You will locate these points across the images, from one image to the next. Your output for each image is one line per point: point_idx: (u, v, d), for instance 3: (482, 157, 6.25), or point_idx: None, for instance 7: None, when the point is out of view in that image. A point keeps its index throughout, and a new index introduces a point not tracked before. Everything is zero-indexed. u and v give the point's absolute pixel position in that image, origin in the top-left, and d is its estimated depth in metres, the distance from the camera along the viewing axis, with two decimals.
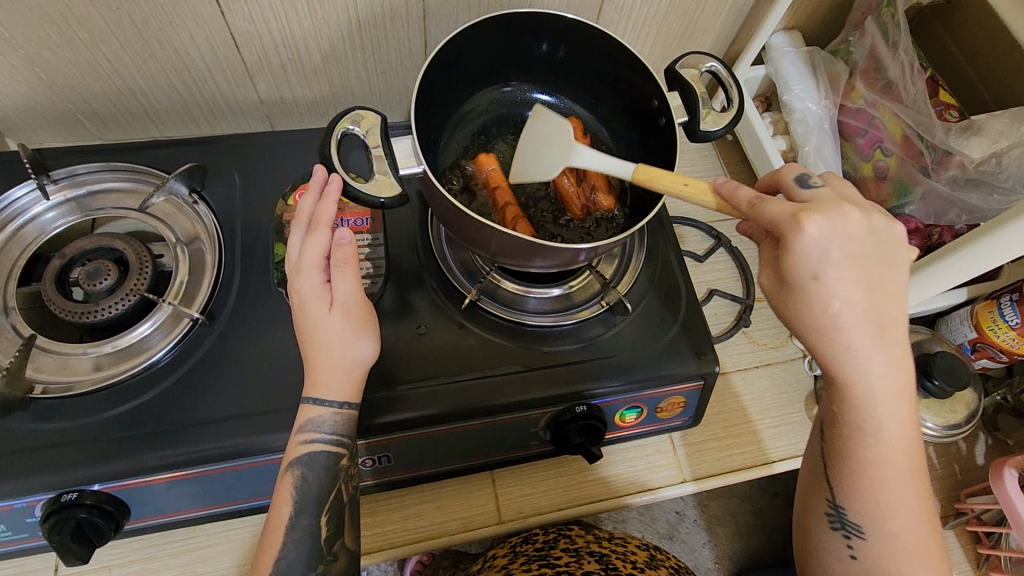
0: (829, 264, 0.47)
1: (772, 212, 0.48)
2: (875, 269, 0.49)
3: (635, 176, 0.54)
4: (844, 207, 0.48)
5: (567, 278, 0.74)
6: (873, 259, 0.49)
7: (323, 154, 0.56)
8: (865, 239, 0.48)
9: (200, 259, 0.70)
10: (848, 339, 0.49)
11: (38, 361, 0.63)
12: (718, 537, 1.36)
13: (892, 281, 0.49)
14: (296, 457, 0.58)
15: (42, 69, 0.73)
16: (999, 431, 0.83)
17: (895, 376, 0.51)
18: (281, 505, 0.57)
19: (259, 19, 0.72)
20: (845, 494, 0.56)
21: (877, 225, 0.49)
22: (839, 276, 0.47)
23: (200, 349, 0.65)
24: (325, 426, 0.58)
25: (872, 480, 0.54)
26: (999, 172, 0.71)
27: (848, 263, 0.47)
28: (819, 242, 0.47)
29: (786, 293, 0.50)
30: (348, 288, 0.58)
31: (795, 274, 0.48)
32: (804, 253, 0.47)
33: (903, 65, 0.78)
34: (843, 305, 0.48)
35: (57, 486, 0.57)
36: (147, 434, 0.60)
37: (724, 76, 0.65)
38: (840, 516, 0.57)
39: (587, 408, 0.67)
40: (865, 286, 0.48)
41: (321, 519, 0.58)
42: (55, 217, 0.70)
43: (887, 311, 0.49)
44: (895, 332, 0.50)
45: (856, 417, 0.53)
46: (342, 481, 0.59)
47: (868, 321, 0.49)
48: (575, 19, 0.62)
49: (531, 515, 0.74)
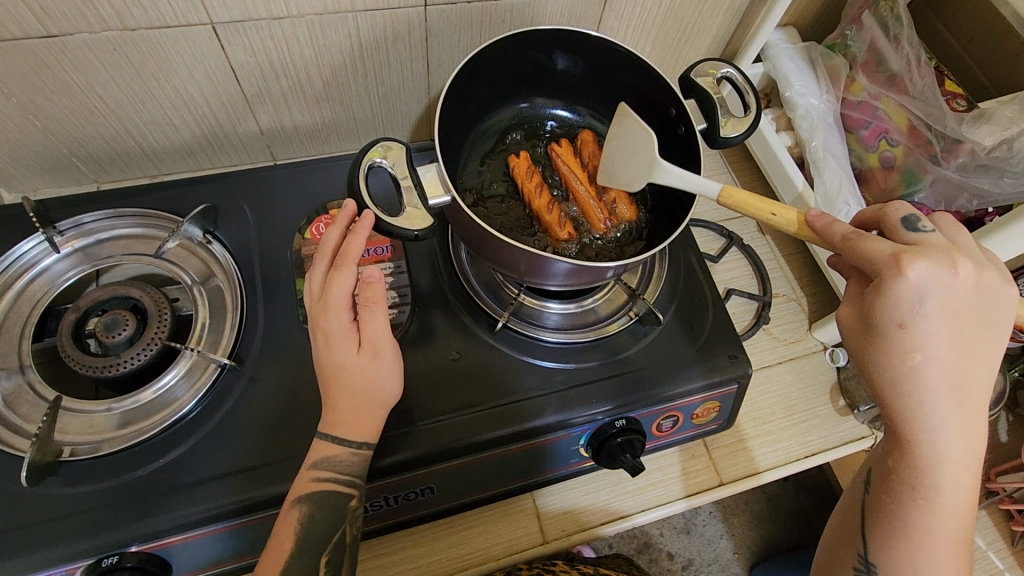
0: (922, 316, 0.47)
1: (874, 250, 0.48)
2: (969, 330, 0.48)
3: (721, 199, 0.56)
4: (955, 260, 0.47)
5: (593, 292, 0.73)
6: (970, 318, 0.48)
7: (351, 187, 0.54)
8: (969, 299, 0.47)
9: (220, 300, 0.68)
10: (925, 391, 0.48)
11: (63, 422, 0.60)
12: (735, 526, 1.37)
13: (982, 344, 0.49)
14: (306, 493, 0.56)
15: (37, 115, 0.70)
16: (1019, 407, 0.85)
17: (961, 441, 0.50)
18: (282, 541, 0.55)
19: (260, 50, 0.71)
20: (881, 552, 0.54)
21: (986, 285, 0.48)
22: (931, 327, 0.47)
23: (230, 395, 0.64)
24: (341, 466, 0.57)
25: (916, 541, 0.52)
26: (1011, 158, 0.71)
27: (943, 317, 0.47)
28: (918, 290, 0.46)
29: (870, 336, 0.49)
30: (378, 327, 0.57)
31: (883, 317, 0.48)
32: (900, 299, 0.46)
33: (907, 58, 0.80)
34: (927, 356, 0.48)
35: (97, 550, 0.55)
36: (185, 488, 0.58)
37: (741, 82, 0.66)
38: (869, 571, 0.55)
39: (627, 422, 0.68)
40: (955, 344, 0.48)
41: (322, 559, 0.56)
42: (65, 269, 0.67)
43: (973, 374, 0.49)
44: (973, 400, 0.49)
45: (911, 472, 0.51)
46: (347, 521, 0.58)
47: (949, 380, 0.48)
48: (600, 36, 0.62)
49: (575, 532, 0.73)
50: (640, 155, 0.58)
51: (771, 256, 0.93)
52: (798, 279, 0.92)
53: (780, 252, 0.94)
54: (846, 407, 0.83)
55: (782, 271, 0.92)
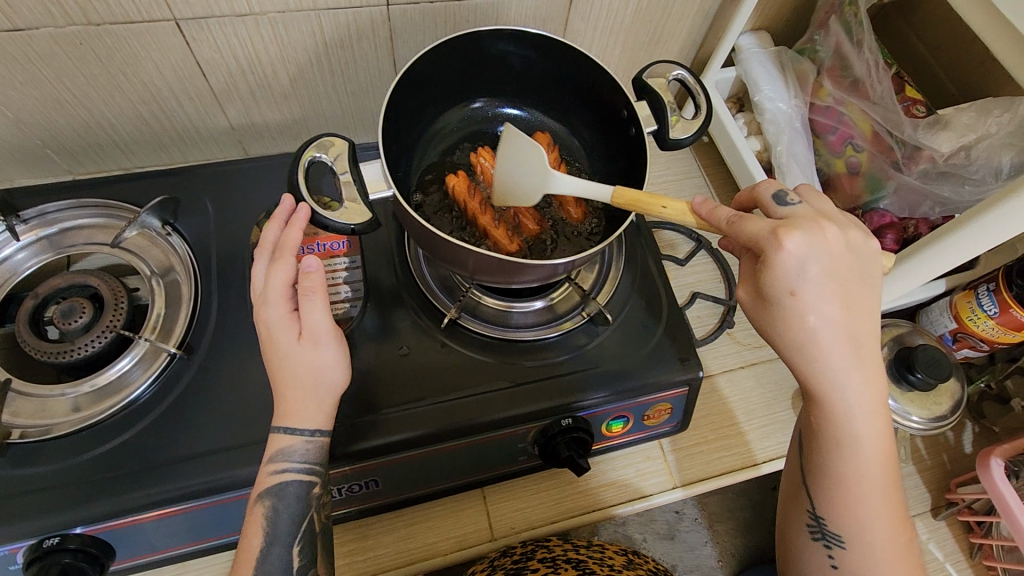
0: (805, 281, 0.48)
1: (753, 227, 0.49)
2: (852, 287, 0.50)
3: (614, 200, 0.56)
4: (823, 225, 0.49)
5: (548, 290, 0.74)
6: (850, 277, 0.49)
7: (291, 184, 0.57)
8: (844, 258, 0.49)
9: (176, 291, 0.69)
10: (825, 352, 0.50)
11: (15, 405, 0.62)
12: (719, 534, 1.27)
13: (867, 297, 0.50)
14: (267, 488, 0.57)
15: (7, 107, 0.72)
16: (984, 418, 0.84)
17: (867, 389, 0.52)
18: (251, 537, 0.56)
19: (224, 46, 0.72)
20: (826, 505, 0.57)
21: (855, 242, 0.50)
22: (817, 290, 0.48)
23: (179, 383, 0.65)
24: (297, 455, 0.57)
25: (849, 489, 0.55)
26: (969, 164, 0.72)
27: (826, 278, 0.48)
28: (798, 257, 0.48)
29: (765, 308, 0.51)
30: (318, 316, 0.57)
31: (775, 290, 0.49)
32: (784, 269, 0.48)
33: (868, 63, 0.80)
34: (819, 318, 0.49)
35: (38, 532, 0.56)
36: (128, 473, 0.59)
37: (691, 83, 0.67)
38: (820, 526, 0.58)
39: (573, 421, 0.67)
40: (842, 303, 0.49)
41: (293, 549, 0.57)
42: (26, 257, 0.69)
43: (862, 327, 0.51)
44: (868, 349, 0.51)
45: (831, 427, 0.54)
46: (314, 510, 0.59)
47: (845, 336, 0.50)
48: (536, 33, 0.64)
49: (523, 530, 0.73)
50: (529, 165, 0.59)
51: (739, 259, 0.93)
52: None
53: None
54: None
55: None
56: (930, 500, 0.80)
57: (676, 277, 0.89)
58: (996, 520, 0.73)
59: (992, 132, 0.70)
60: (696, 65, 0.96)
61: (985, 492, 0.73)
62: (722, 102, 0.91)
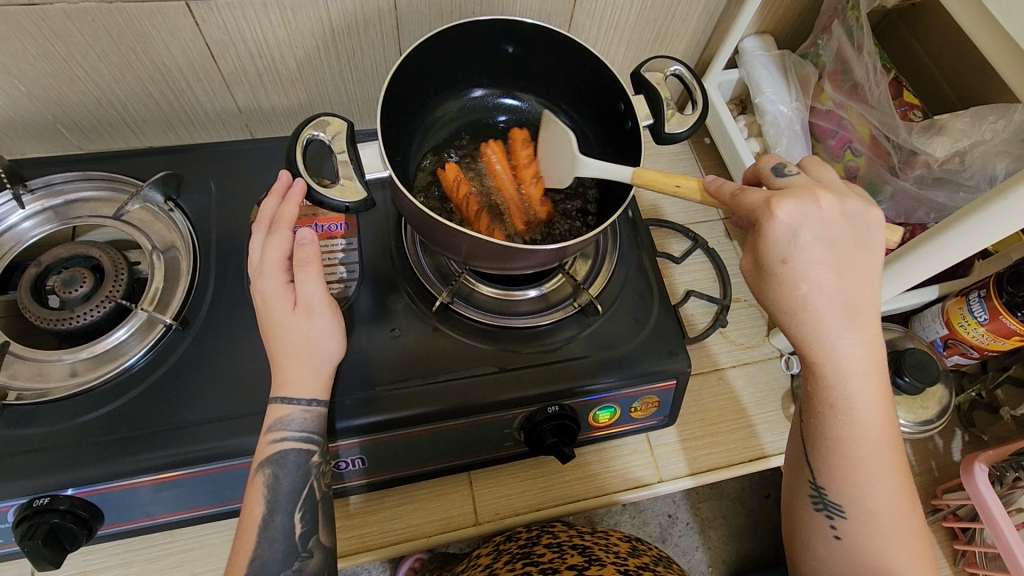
0: (799, 249, 0.49)
1: (751, 198, 0.50)
2: (847, 254, 0.50)
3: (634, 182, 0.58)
4: (818, 192, 0.49)
5: (542, 279, 0.74)
6: (844, 244, 0.50)
7: (289, 160, 0.59)
8: (839, 225, 0.49)
9: (176, 266, 0.71)
10: (818, 320, 0.51)
11: (13, 368, 0.63)
12: (711, 540, 1.26)
13: (865, 263, 0.51)
14: (267, 457, 0.58)
15: (21, 81, 0.73)
16: (975, 426, 0.84)
17: (863, 354, 0.52)
18: (253, 505, 0.57)
19: (234, 29, 0.73)
20: (827, 475, 0.57)
21: (854, 210, 0.50)
22: (809, 260, 0.49)
23: (174, 354, 0.66)
24: (293, 425, 0.58)
25: (847, 458, 0.55)
26: (963, 170, 0.72)
27: (819, 245, 0.49)
28: (791, 224, 0.48)
29: (761, 278, 0.52)
30: (313, 287, 0.59)
31: (766, 258, 0.50)
32: (776, 238, 0.49)
33: (867, 67, 0.80)
34: (813, 286, 0.50)
35: (30, 491, 0.58)
36: (120, 439, 0.61)
37: (690, 80, 0.69)
38: (821, 497, 0.58)
39: (559, 408, 0.67)
40: (836, 269, 0.50)
41: (296, 516, 0.58)
42: (32, 226, 0.71)
43: (858, 294, 0.51)
44: (864, 315, 0.51)
45: (827, 395, 0.54)
46: (315, 478, 0.59)
47: (840, 302, 0.50)
48: (533, 23, 0.66)
49: (508, 516, 0.74)
50: (563, 152, 0.64)
51: (735, 260, 0.93)
52: None
53: None
54: (795, 415, 0.82)
55: (746, 277, 0.92)
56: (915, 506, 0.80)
57: (671, 275, 0.90)
58: (978, 526, 0.73)
59: (987, 138, 0.70)
60: (701, 66, 0.97)
61: (970, 498, 0.73)
62: (723, 103, 0.92)
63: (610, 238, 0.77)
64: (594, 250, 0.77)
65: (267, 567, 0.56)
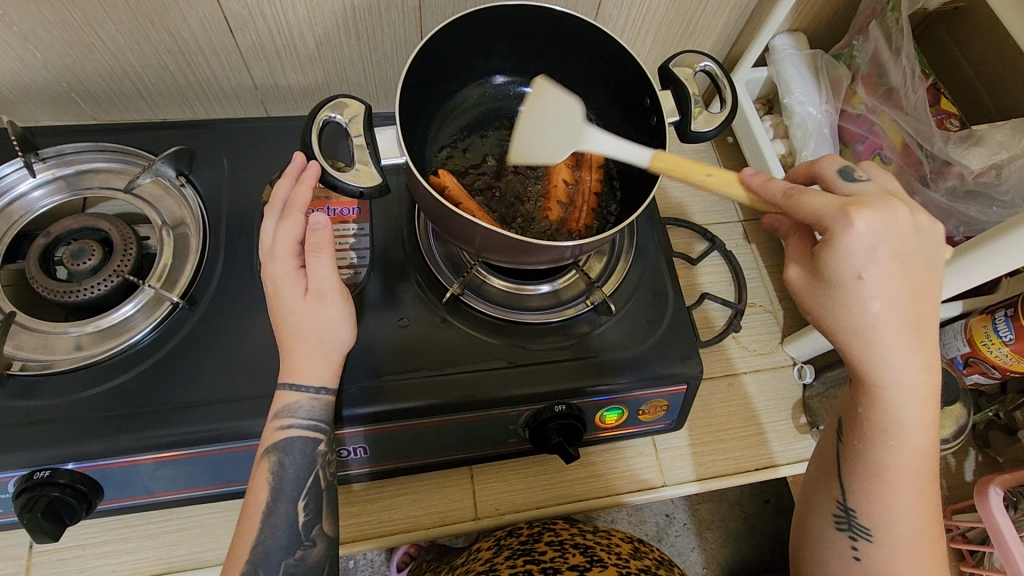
0: (872, 266, 0.47)
1: (816, 205, 0.48)
2: (915, 273, 0.49)
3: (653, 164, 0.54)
4: (895, 208, 0.48)
5: (555, 275, 0.73)
6: (914, 262, 0.48)
7: (303, 141, 0.58)
8: (911, 246, 0.48)
9: (185, 243, 0.70)
10: (882, 341, 0.49)
11: (18, 338, 0.63)
12: (707, 541, 1.25)
13: (930, 287, 0.49)
14: (273, 444, 0.57)
15: (36, 47, 0.71)
16: (989, 447, 0.82)
17: (917, 380, 0.51)
18: (257, 492, 0.56)
19: (253, 4, 0.71)
20: (859, 496, 0.56)
21: (922, 225, 0.49)
22: (883, 275, 0.47)
23: (181, 333, 0.66)
24: (300, 412, 0.57)
25: (885, 481, 0.54)
26: (999, 184, 0.71)
27: (890, 267, 0.47)
28: (867, 241, 0.47)
29: (825, 291, 0.49)
30: (324, 272, 0.58)
31: (838, 272, 0.48)
32: (851, 252, 0.47)
33: (904, 71, 0.78)
34: (881, 306, 0.48)
35: (31, 463, 0.58)
36: (122, 416, 0.60)
37: (719, 76, 0.67)
38: (849, 517, 0.57)
39: (566, 408, 0.66)
40: (904, 290, 0.48)
41: (299, 505, 0.57)
42: (42, 196, 0.71)
43: (924, 317, 0.50)
44: (926, 339, 0.50)
45: (878, 418, 0.52)
46: (321, 467, 0.59)
47: (903, 325, 0.49)
48: (562, 10, 0.64)
49: (507, 512, 0.73)
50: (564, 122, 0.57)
51: (753, 264, 0.91)
52: (777, 291, 0.89)
53: (763, 261, 0.91)
54: (806, 425, 0.81)
55: (762, 281, 0.90)
56: None
57: (686, 276, 0.88)
58: (988, 550, 0.72)
59: None
60: (729, 62, 0.94)
61: (982, 520, 0.72)
62: (750, 102, 0.89)
63: (626, 237, 0.76)
64: (610, 247, 0.75)
65: (269, 556, 0.55)
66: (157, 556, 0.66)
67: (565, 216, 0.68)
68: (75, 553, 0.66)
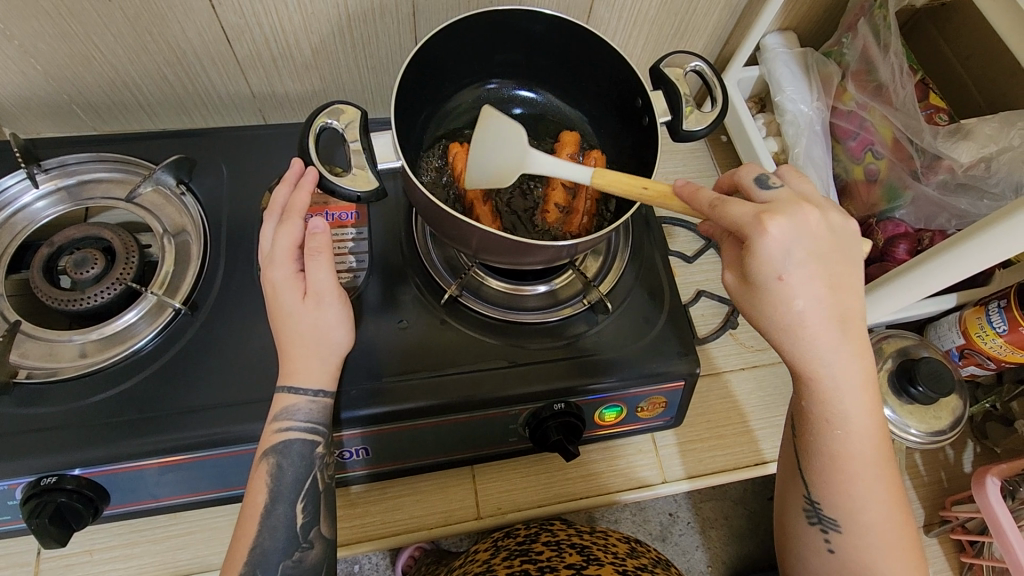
0: (791, 266, 0.49)
1: (736, 212, 0.49)
2: (835, 267, 0.50)
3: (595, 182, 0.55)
4: (804, 209, 0.49)
5: (551, 275, 0.74)
6: (832, 256, 0.50)
7: (301, 147, 0.59)
8: (825, 240, 0.50)
9: (186, 250, 0.71)
10: (813, 334, 0.51)
11: (24, 347, 0.64)
12: (711, 539, 1.25)
13: (851, 278, 0.51)
14: (271, 445, 0.58)
15: (37, 60, 0.72)
16: (987, 438, 0.83)
17: (855, 368, 0.52)
18: (255, 493, 0.57)
19: (250, 13, 0.72)
20: (821, 488, 0.57)
21: (835, 224, 0.51)
22: (802, 271, 0.49)
23: (183, 339, 0.66)
24: (300, 414, 0.58)
25: (845, 470, 0.55)
26: (989, 176, 0.74)
27: (810, 261, 0.49)
28: (782, 241, 0.48)
29: (752, 292, 0.51)
30: (323, 276, 0.59)
31: (761, 273, 0.49)
32: (769, 253, 0.48)
33: (893, 68, 0.80)
34: (806, 301, 0.50)
35: (38, 470, 0.58)
36: (127, 422, 0.61)
37: (710, 76, 0.68)
38: (816, 510, 0.58)
39: (565, 406, 0.67)
40: (826, 284, 0.50)
41: (297, 506, 0.58)
42: (46, 206, 0.72)
43: (850, 308, 0.51)
44: (854, 327, 0.52)
45: (823, 409, 0.54)
46: (318, 468, 0.60)
47: (830, 317, 0.51)
48: (553, 14, 0.65)
49: (510, 511, 0.74)
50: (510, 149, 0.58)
51: None
52: None
53: None
54: None
55: None
56: (923, 517, 0.79)
57: (682, 274, 0.88)
58: (988, 540, 0.73)
59: None
60: (721, 62, 0.95)
61: (979, 510, 0.73)
62: (743, 101, 0.90)
63: (622, 236, 0.77)
64: (606, 247, 0.77)
65: (267, 556, 0.56)
66: (163, 560, 0.67)
67: (564, 218, 0.69)
68: (82, 559, 0.66)
